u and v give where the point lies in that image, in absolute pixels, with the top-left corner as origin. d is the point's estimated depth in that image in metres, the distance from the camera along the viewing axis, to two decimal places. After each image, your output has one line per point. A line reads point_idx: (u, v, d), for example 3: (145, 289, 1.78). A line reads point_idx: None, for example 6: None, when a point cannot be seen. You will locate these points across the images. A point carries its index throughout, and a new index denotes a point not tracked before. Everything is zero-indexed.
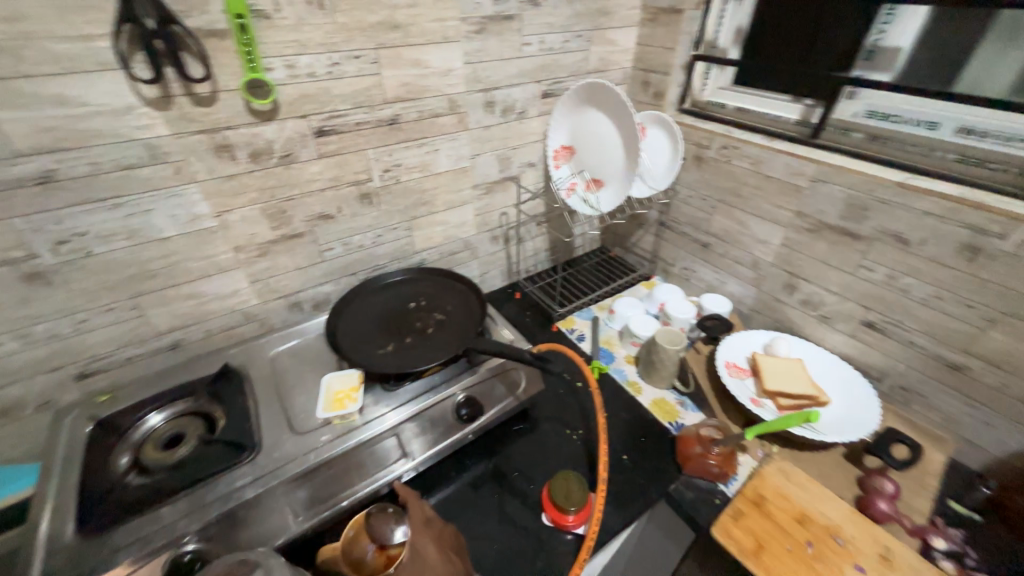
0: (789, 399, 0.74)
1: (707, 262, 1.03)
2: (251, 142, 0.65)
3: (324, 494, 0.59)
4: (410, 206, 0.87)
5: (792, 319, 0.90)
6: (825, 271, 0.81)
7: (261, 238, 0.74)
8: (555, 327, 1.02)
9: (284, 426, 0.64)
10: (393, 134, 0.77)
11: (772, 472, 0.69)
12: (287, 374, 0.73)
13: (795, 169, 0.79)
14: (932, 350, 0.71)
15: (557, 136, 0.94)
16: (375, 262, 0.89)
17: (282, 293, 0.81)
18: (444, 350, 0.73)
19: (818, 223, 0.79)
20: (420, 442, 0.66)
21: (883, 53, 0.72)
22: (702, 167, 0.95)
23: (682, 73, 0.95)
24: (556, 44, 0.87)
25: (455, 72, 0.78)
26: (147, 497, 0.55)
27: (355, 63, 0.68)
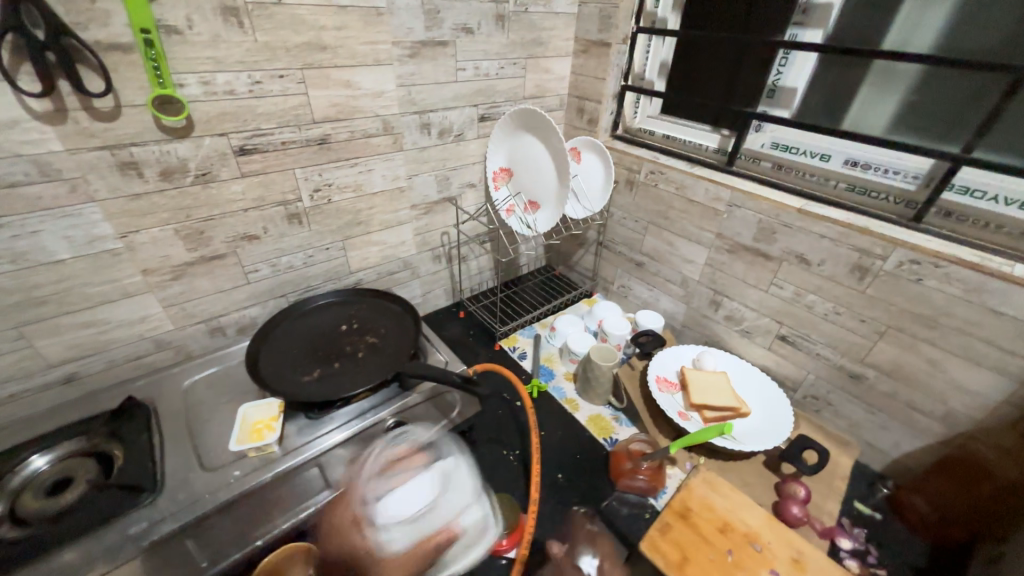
0: (714, 410, 0.78)
1: (642, 280, 1.07)
2: (162, 160, 0.62)
3: (236, 534, 0.56)
4: (344, 225, 0.85)
5: (718, 334, 0.95)
6: (743, 289, 0.87)
7: (176, 260, 0.69)
8: (497, 345, 1.03)
9: (194, 463, 0.60)
10: (323, 154, 0.76)
11: (698, 483, 0.71)
12: (202, 405, 0.68)
13: (713, 195, 0.85)
14: (836, 361, 0.77)
15: (495, 159, 0.97)
16: (306, 283, 0.86)
17: (201, 318, 0.76)
18: (374, 374, 0.71)
19: (735, 245, 0.85)
20: (345, 472, 0.64)
21: (782, 92, 0.79)
22: (634, 190, 1.00)
23: (613, 102, 1.01)
24: (492, 70, 0.89)
25: (387, 94, 0.78)
26: (23, 553, 0.48)
27: (280, 82, 0.66)
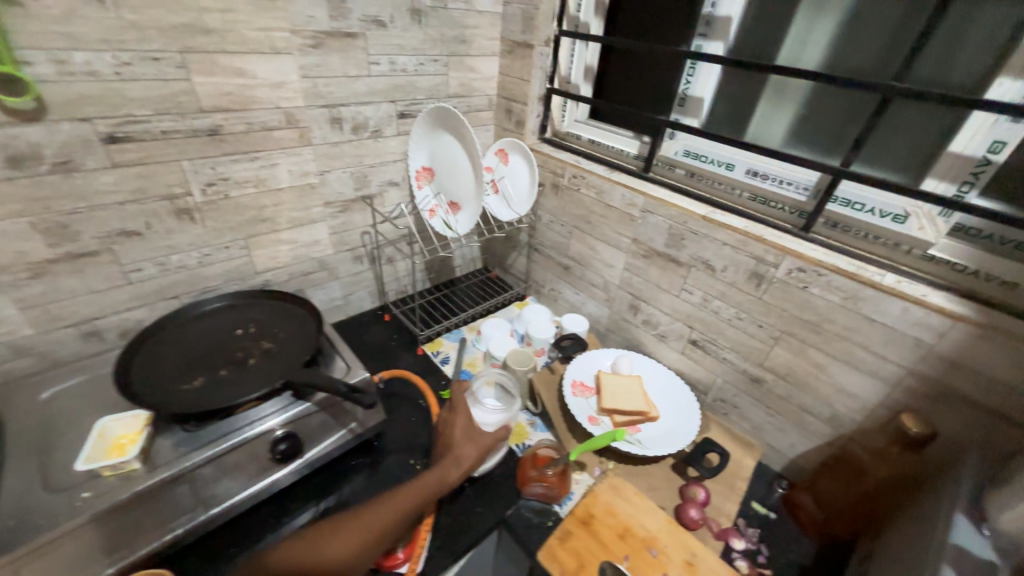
0: (624, 414, 0.79)
1: (570, 284, 1.07)
2: (7, 145, 0.55)
3: (80, 564, 0.50)
4: (245, 223, 0.80)
5: (638, 338, 0.96)
6: (658, 294, 0.88)
7: (33, 257, 0.62)
8: (419, 350, 0.99)
9: (35, 484, 0.52)
10: (214, 145, 0.71)
11: (604, 488, 0.71)
12: (59, 418, 0.61)
13: (629, 200, 0.86)
14: (739, 365, 0.79)
15: (417, 157, 0.94)
16: (203, 284, 0.80)
17: (71, 321, 0.69)
18: (263, 381, 0.66)
19: (650, 250, 0.86)
20: (223, 488, 0.59)
21: (691, 102, 0.82)
22: (559, 193, 1.00)
23: (539, 105, 1.00)
24: (410, 66, 0.86)
25: (289, 85, 0.74)
26: None
27: (155, 65, 0.61)
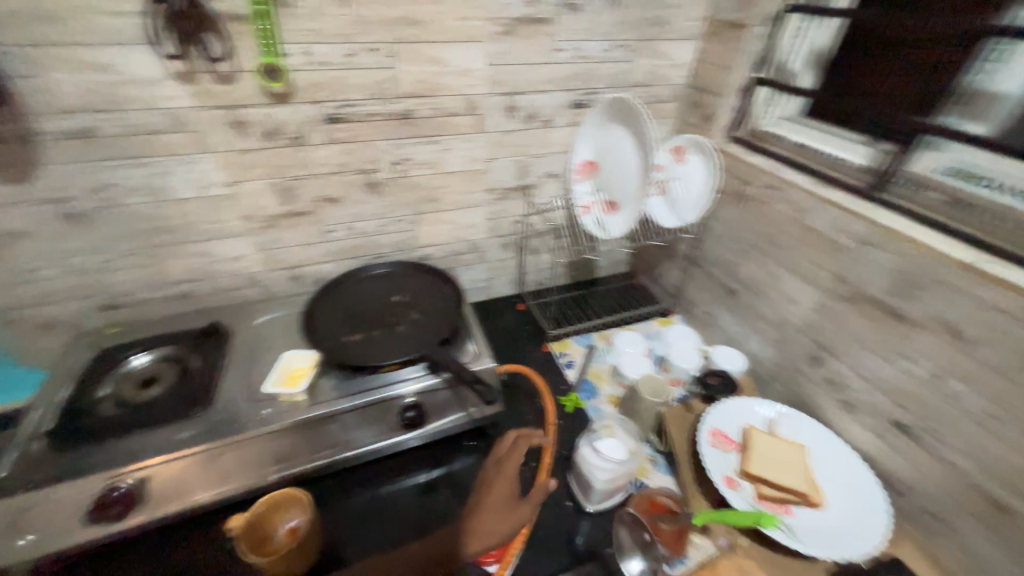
0: (773, 489, 0.64)
1: (732, 311, 0.91)
2: (265, 121, 0.69)
3: (251, 465, 0.60)
4: (417, 201, 0.87)
5: (812, 398, 0.77)
6: (859, 352, 0.67)
7: (269, 211, 0.78)
8: (547, 347, 0.97)
9: (242, 391, 0.67)
10: (405, 128, 0.78)
11: (727, 567, 0.60)
12: (264, 340, 0.77)
13: (841, 225, 0.67)
14: (975, 479, 0.56)
15: (583, 149, 0.89)
16: (378, 250, 0.91)
17: (286, 265, 0.86)
18: (404, 350, 0.72)
19: (858, 293, 0.66)
20: (359, 435, 0.66)
21: (979, 101, 0.62)
22: (741, 205, 0.84)
23: (737, 97, 0.84)
24: (593, 52, 0.81)
25: (475, 73, 0.76)
26: (107, 427, 0.61)
27: (371, 55, 0.69)
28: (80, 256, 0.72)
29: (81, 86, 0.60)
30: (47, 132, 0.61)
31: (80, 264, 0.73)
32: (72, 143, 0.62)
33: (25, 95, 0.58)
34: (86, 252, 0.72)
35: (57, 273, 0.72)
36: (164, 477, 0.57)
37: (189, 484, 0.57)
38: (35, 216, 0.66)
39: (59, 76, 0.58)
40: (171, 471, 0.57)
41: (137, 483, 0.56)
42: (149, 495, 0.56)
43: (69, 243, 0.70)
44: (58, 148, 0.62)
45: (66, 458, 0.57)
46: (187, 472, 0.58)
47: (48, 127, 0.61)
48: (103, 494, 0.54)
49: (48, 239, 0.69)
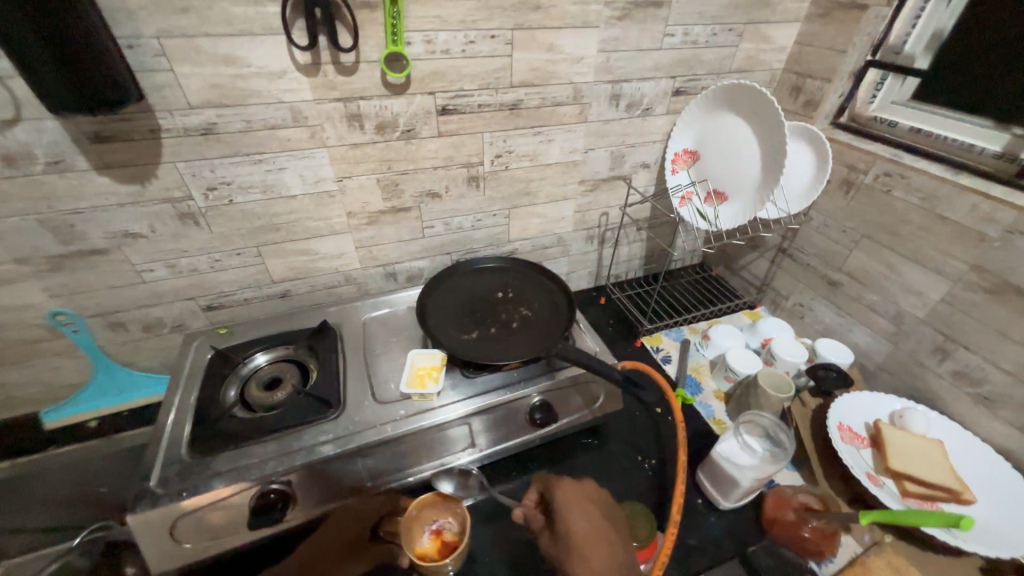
0: (918, 485, 0.63)
1: (832, 302, 0.90)
2: (379, 114, 0.67)
3: (391, 467, 0.61)
4: (514, 194, 0.85)
5: (933, 390, 0.76)
6: (998, 343, 0.66)
7: (373, 208, 0.76)
8: (638, 342, 0.96)
9: (367, 393, 0.66)
10: (512, 119, 0.75)
11: (877, 566, 0.59)
12: (375, 340, 0.76)
13: (984, 214, 0.64)
14: None
15: (682, 139, 0.87)
16: (470, 245, 0.89)
17: (381, 263, 0.85)
18: (525, 348, 0.70)
19: (1002, 284, 0.64)
20: (487, 437, 0.66)
21: None
22: (851, 194, 0.82)
23: (848, 82, 0.82)
24: (702, 37, 0.78)
25: (586, 61, 0.73)
26: (246, 432, 0.59)
27: (490, 42, 0.66)
28: (191, 257, 0.71)
29: (207, 81, 0.56)
30: (170, 129, 0.58)
31: (189, 264, 0.71)
32: (193, 140, 0.60)
33: (152, 91, 0.55)
34: (196, 253, 0.70)
35: (167, 274, 0.71)
36: (314, 481, 0.58)
37: (338, 487, 0.59)
38: (150, 217, 0.64)
39: (187, 69, 0.55)
40: (316, 474, 0.58)
41: (288, 487, 0.56)
42: (300, 497, 0.57)
43: (180, 244, 0.69)
44: (180, 146, 0.60)
45: (210, 465, 0.56)
46: (333, 476, 0.58)
47: (172, 125, 0.58)
48: (258, 496, 0.55)
49: (162, 240, 0.67)
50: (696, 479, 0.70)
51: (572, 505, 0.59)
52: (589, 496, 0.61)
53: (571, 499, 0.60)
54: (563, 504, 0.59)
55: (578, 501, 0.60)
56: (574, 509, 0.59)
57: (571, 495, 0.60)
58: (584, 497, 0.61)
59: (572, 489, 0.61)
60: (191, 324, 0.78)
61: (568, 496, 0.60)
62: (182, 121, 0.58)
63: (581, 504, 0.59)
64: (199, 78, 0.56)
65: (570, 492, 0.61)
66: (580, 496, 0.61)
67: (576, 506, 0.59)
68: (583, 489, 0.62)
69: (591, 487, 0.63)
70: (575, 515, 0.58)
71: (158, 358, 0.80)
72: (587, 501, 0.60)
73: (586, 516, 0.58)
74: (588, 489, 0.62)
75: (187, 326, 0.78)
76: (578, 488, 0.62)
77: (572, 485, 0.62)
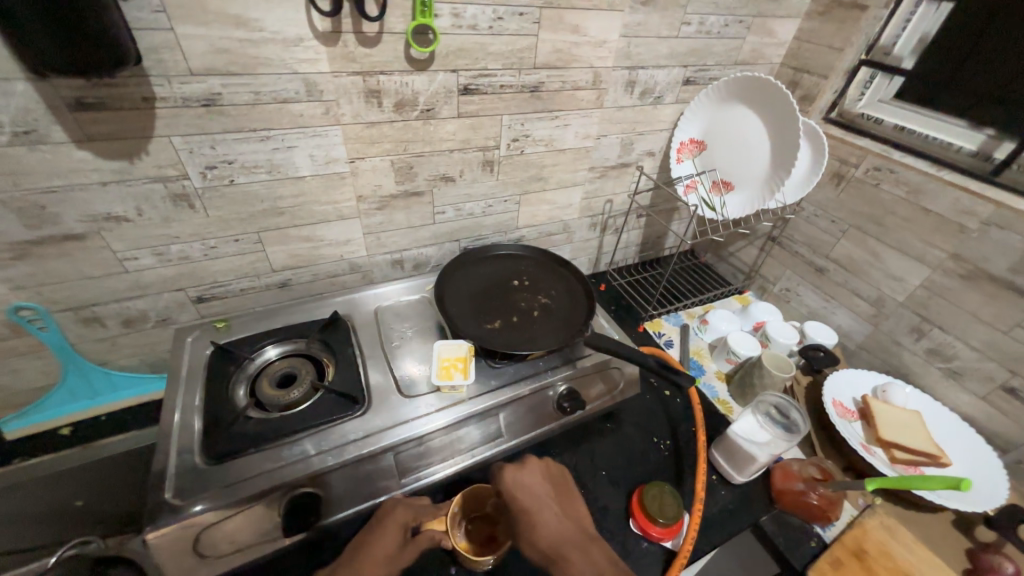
0: (906, 452, 0.69)
1: (817, 287, 0.97)
2: (399, 91, 0.62)
3: (421, 462, 0.60)
4: (527, 179, 0.83)
5: (908, 366, 0.84)
6: (969, 324, 0.74)
7: (385, 191, 0.72)
8: (641, 327, 0.99)
9: (391, 387, 0.64)
10: (531, 102, 0.73)
11: (874, 525, 0.65)
12: (390, 331, 0.73)
13: (964, 208, 0.71)
14: None
15: (688, 129, 0.90)
16: (479, 232, 0.87)
17: (389, 250, 0.81)
18: (550, 335, 0.71)
19: (976, 271, 0.71)
20: (515, 428, 0.65)
21: None
22: (841, 186, 0.88)
23: (842, 79, 0.87)
24: (715, 28, 0.79)
25: (608, 45, 0.72)
26: (268, 433, 0.55)
27: (518, 20, 0.63)
28: (182, 244, 0.63)
29: (213, 45, 0.50)
30: (166, 98, 0.51)
31: (179, 252, 0.64)
32: (193, 112, 0.53)
33: (148, 53, 0.48)
34: (188, 239, 0.63)
35: (153, 263, 0.63)
36: (345, 482, 0.55)
37: (370, 486, 0.57)
38: (138, 198, 0.57)
39: (190, 29, 0.48)
40: (348, 475, 0.55)
41: (319, 490, 0.53)
42: (333, 497, 0.54)
43: (171, 229, 0.61)
44: (176, 118, 0.53)
45: (232, 470, 0.52)
46: (366, 475, 0.56)
47: (168, 93, 0.51)
48: (291, 499, 0.52)
49: (149, 224, 0.60)
50: (711, 456, 0.74)
51: (518, 488, 0.56)
52: (535, 475, 0.58)
53: (516, 482, 0.56)
54: (509, 489, 0.56)
55: (523, 481, 0.57)
56: (522, 491, 0.56)
57: (520, 477, 0.57)
58: (529, 475, 0.58)
59: (518, 470, 0.58)
60: (178, 317, 0.71)
61: (513, 479, 0.57)
62: (181, 90, 0.51)
63: (526, 485, 0.56)
64: (203, 41, 0.49)
65: (516, 474, 0.57)
66: (526, 474, 0.58)
67: (526, 488, 0.56)
68: (529, 468, 0.59)
69: (537, 463, 0.60)
70: (522, 497, 0.55)
71: (138, 355, 0.72)
72: (533, 480, 0.57)
73: (532, 496, 0.55)
74: (536, 468, 0.59)
75: (173, 320, 0.71)
76: (523, 470, 0.58)
77: (517, 468, 0.58)
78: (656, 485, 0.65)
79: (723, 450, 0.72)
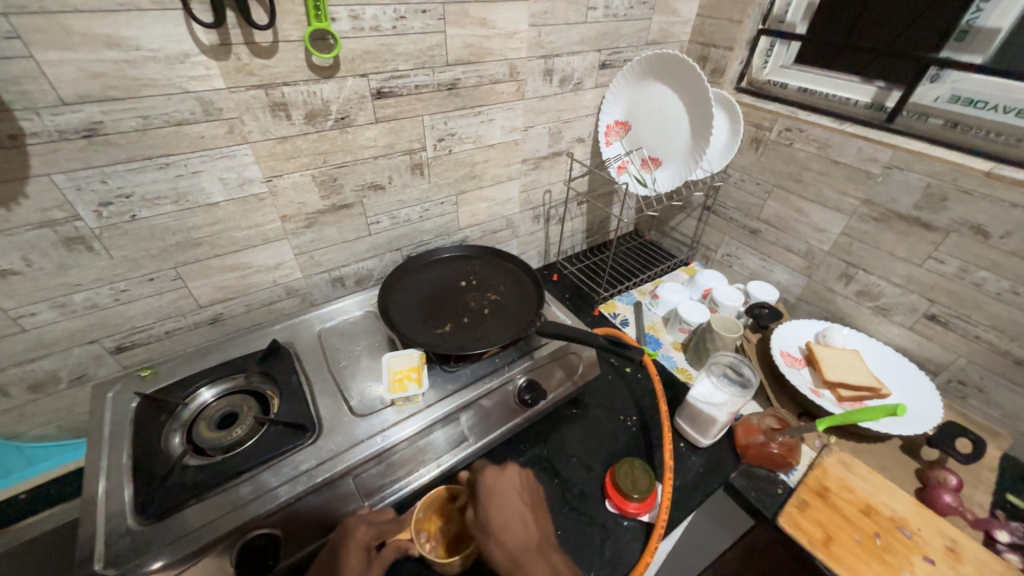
0: (850, 389, 0.74)
1: (754, 249, 1.02)
2: (308, 102, 0.60)
3: (384, 480, 0.57)
4: (460, 178, 0.82)
5: (843, 310, 0.90)
6: (888, 262, 0.80)
7: (311, 208, 0.69)
8: (596, 310, 1.00)
9: (344, 409, 0.61)
10: (451, 100, 0.72)
11: (832, 463, 0.68)
12: (336, 351, 0.70)
13: (867, 155, 0.76)
14: (999, 345, 0.71)
15: (611, 112, 0.93)
16: (420, 238, 0.85)
17: (325, 268, 0.77)
18: (504, 330, 0.70)
19: (888, 212, 0.77)
20: (479, 428, 0.64)
21: (977, 36, 0.68)
22: (761, 150, 0.92)
23: (745, 49, 0.91)
24: (621, 11, 0.81)
25: (519, 36, 0.72)
26: (208, 480, 0.51)
27: (422, 18, 0.62)
28: (87, 291, 0.58)
29: (84, 69, 0.46)
30: (37, 133, 0.46)
31: (84, 301, 0.58)
32: (74, 146, 0.49)
33: (5, 86, 0.43)
34: (93, 285, 0.58)
35: (55, 317, 0.57)
36: (303, 516, 0.52)
37: (333, 516, 0.54)
38: (23, 247, 0.51)
39: (53, 54, 0.44)
40: (306, 508, 0.52)
41: (274, 529, 0.50)
42: (289, 535, 0.51)
43: (69, 277, 0.56)
44: (54, 153, 0.48)
45: (172, 526, 0.48)
46: (326, 504, 0.53)
47: (39, 127, 0.46)
48: (242, 547, 0.48)
49: (40, 275, 0.54)
50: (676, 425, 0.76)
51: (496, 489, 0.53)
52: (515, 479, 0.55)
53: (496, 483, 0.54)
54: (489, 490, 0.53)
55: (501, 483, 0.54)
56: (500, 493, 0.53)
57: (500, 478, 0.54)
58: (509, 478, 0.55)
59: (497, 473, 0.55)
60: (96, 372, 0.65)
61: (492, 481, 0.54)
62: (54, 122, 0.47)
63: (506, 486, 0.54)
64: (72, 66, 0.45)
65: (496, 476, 0.54)
66: (507, 478, 0.55)
67: (504, 489, 0.54)
68: (509, 472, 0.56)
69: (518, 469, 0.57)
70: (497, 497, 0.52)
71: (56, 422, 0.65)
72: (513, 483, 0.55)
73: (509, 498, 0.53)
74: (517, 472, 0.56)
75: (91, 376, 0.64)
76: (503, 472, 0.55)
77: (496, 470, 0.55)
78: (626, 462, 0.66)
79: (687, 416, 0.73)
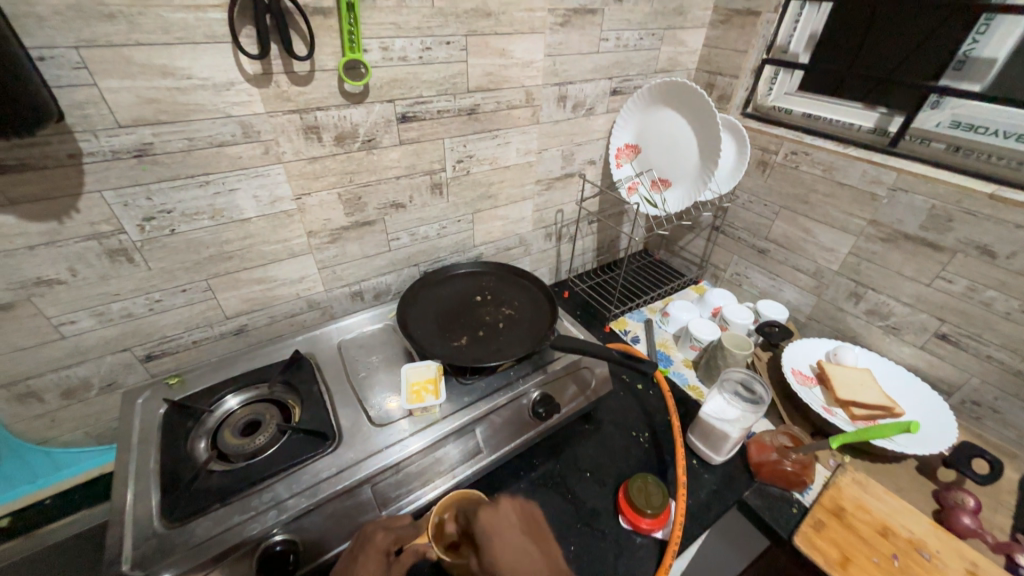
0: (863, 408, 0.74)
1: (763, 268, 1.03)
2: (338, 125, 0.64)
3: (398, 490, 0.58)
4: (476, 198, 0.86)
5: (854, 329, 0.91)
6: (897, 282, 0.81)
7: (335, 224, 0.72)
8: (608, 327, 1.02)
9: (364, 419, 0.62)
10: (470, 124, 0.76)
11: (847, 482, 0.68)
12: (356, 363, 0.72)
13: (872, 177, 0.79)
14: (1011, 365, 0.71)
15: (622, 135, 0.96)
16: (437, 254, 0.89)
17: (346, 282, 0.80)
18: (518, 345, 0.72)
19: (894, 233, 0.79)
20: (492, 442, 0.65)
21: (974, 65, 0.70)
22: (767, 172, 0.95)
23: (750, 77, 0.95)
24: (631, 41, 0.86)
25: (536, 65, 0.77)
26: (232, 485, 0.53)
27: (446, 49, 0.66)
28: (124, 300, 0.61)
29: (139, 96, 0.50)
30: (93, 152, 0.50)
31: (121, 310, 0.61)
32: (125, 164, 0.52)
33: (70, 110, 0.47)
34: (130, 295, 0.61)
35: (94, 325, 0.60)
36: (321, 523, 0.53)
37: (350, 525, 0.55)
38: (71, 258, 0.54)
39: (114, 82, 0.48)
40: (325, 517, 0.53)
41: (294, 535, 0.51)
42: (309, 541, 0.52)
43: (109, 287, 0.59)
44: (106, 172, 0.52)
45: (196, 530, 0.49)
46: (344, 512, 0.54)
47: (96, 148, 0.50)
48: (263, 552, 0.49)
49: (85, 285, 0.57)
50: (688, 441, 0.76)
51: (495, 533, 0.47)
52: (512, 515, 0.49)
53: (492, 523, 0.48)
54: (487, 533, 0.47)
55: (499, 523, 0.48)
56: (499, 535, 0.47)
57: (495, 517, 0.48)
58: (506, 515, 0.49)
59: (492, 512, 0.49)
60: (126, 379, 0.67)
61: (489, 521, 0.48)
62: (111, 143, 0.51)
63: (503, 525, 0.48)
64: (128, 92, 0.49)
65: (492, 516, 0.48)
66: (504, 515, 0.49)
67: (504, 529, 0.48)
68: (504, 506, 0.50)
69: (510, 500, 0.51)
70: (497, 539, 0.47)
71: (83, 428, 0.67)
72: (511, 520, 0.49)
73: (509, 537, 0.47)
74: (511, 505, 0.50)
75: (121, 384, 0.67)
76: (498, 509, 0.49)
77: (493, 510, 0.49)
78: (639, 478, 0.66)
79: (701, 437, 0.73)
